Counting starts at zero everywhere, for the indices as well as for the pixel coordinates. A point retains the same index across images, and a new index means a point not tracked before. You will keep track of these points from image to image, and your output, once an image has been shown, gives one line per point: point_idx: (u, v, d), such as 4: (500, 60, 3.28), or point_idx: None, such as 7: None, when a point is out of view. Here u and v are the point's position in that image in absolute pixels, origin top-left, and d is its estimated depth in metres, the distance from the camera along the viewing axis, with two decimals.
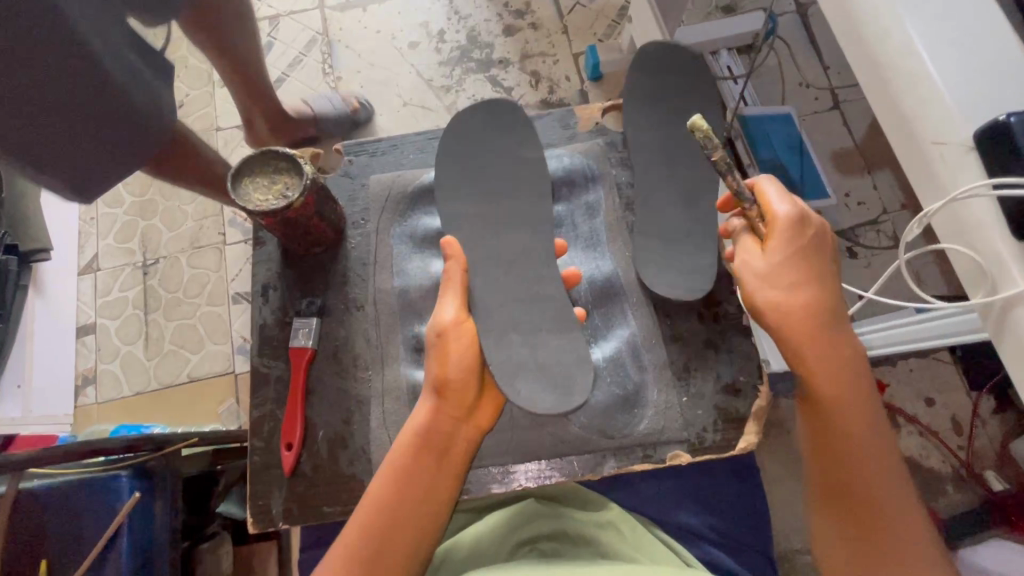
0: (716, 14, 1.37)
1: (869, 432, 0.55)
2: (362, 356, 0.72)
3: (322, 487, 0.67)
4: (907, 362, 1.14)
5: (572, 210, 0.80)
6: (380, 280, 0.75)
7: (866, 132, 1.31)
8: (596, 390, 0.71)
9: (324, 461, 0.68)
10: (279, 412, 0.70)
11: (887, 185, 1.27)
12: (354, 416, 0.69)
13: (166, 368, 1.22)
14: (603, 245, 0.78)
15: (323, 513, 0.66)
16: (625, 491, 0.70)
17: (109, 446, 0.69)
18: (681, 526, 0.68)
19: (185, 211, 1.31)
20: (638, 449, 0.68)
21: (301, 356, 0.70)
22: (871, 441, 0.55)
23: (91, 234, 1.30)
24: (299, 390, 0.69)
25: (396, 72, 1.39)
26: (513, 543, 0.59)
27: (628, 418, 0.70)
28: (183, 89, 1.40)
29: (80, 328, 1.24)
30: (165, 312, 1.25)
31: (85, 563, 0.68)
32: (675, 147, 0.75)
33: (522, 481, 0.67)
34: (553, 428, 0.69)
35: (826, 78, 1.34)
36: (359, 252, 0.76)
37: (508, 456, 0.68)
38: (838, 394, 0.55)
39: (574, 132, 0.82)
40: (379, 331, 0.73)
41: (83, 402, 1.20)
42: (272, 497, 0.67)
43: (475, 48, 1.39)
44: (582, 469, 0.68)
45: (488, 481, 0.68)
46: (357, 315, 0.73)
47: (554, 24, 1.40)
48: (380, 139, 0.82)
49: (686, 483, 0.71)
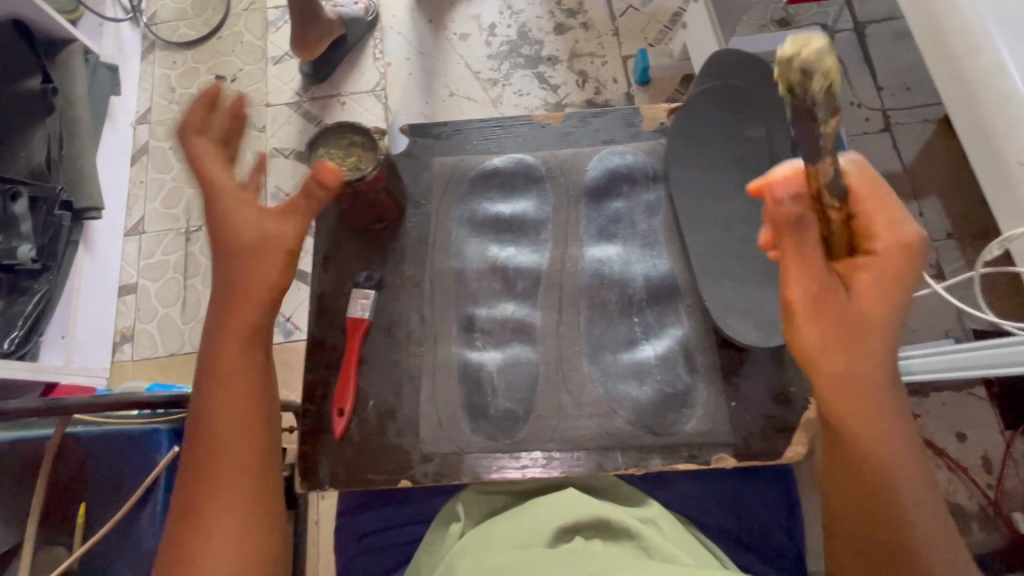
0: (769, 27, 1.35)
1: (911, 479, 0.46)
2: (416, 334, 0.73)
3: (368, 455, 0.67)
4: (940, 395, 1.12)
5: (632, 206, 0.79)
6: (437, 263, 0.76)
7: (916, 157, 1.28)
8: (645, 387, 0.70)
9: (371, 431, 0.69)
10: (331, 379, 0.71)
11: (934, 211, 1.25)
12: (404, 391, 0.70)
13: (201, 333, 1.25)
14: (660, 245, 0.77)
15: (370, 479, 0.67)
16: (663, 488, 0.68)
17: (152, 400, 0.71)
18: (725, 527, 0.65)
19: (229, 181, 1.35)
20: (684, 448, 0.67)
21: (358, 327, 0.71)
22: (920, 489, 0.46)
23: (140, 197, 1.35)
24: (353, 358, 0.70)
25: (446, 62, 1.40)
26: (553, 531, 0.56)
27: (676, 417, 0.69)
28: (237, 64, 1.43)
29: (122, 287, 1.29)
30: (204, 278, 1.29)
31: (121, 512, 0.69)
32: (731, 155, 0.75)
33: (567, 467, 0.67)
34: (599, 420, 0.69)
35: (879, 99, 1.32)
36: (417, 233, 0.77)
37: (553, 442, 0.68)
38: (869, 439, 0.46)
39: (637, 131, 0.82)
40: (433, 309, 0.74)
41: (119, 358, 1.24)
42: (319, 460, 0.68)
43: (525, 44, 1.40)
44: (626, 463, 0.67)
45: (529, 465, 0.66)
46: (410, 292, 0.75)
47: (604, 26, 1.40)
48: (444, 123, 0.83)
49: (725, 488, 0.69)
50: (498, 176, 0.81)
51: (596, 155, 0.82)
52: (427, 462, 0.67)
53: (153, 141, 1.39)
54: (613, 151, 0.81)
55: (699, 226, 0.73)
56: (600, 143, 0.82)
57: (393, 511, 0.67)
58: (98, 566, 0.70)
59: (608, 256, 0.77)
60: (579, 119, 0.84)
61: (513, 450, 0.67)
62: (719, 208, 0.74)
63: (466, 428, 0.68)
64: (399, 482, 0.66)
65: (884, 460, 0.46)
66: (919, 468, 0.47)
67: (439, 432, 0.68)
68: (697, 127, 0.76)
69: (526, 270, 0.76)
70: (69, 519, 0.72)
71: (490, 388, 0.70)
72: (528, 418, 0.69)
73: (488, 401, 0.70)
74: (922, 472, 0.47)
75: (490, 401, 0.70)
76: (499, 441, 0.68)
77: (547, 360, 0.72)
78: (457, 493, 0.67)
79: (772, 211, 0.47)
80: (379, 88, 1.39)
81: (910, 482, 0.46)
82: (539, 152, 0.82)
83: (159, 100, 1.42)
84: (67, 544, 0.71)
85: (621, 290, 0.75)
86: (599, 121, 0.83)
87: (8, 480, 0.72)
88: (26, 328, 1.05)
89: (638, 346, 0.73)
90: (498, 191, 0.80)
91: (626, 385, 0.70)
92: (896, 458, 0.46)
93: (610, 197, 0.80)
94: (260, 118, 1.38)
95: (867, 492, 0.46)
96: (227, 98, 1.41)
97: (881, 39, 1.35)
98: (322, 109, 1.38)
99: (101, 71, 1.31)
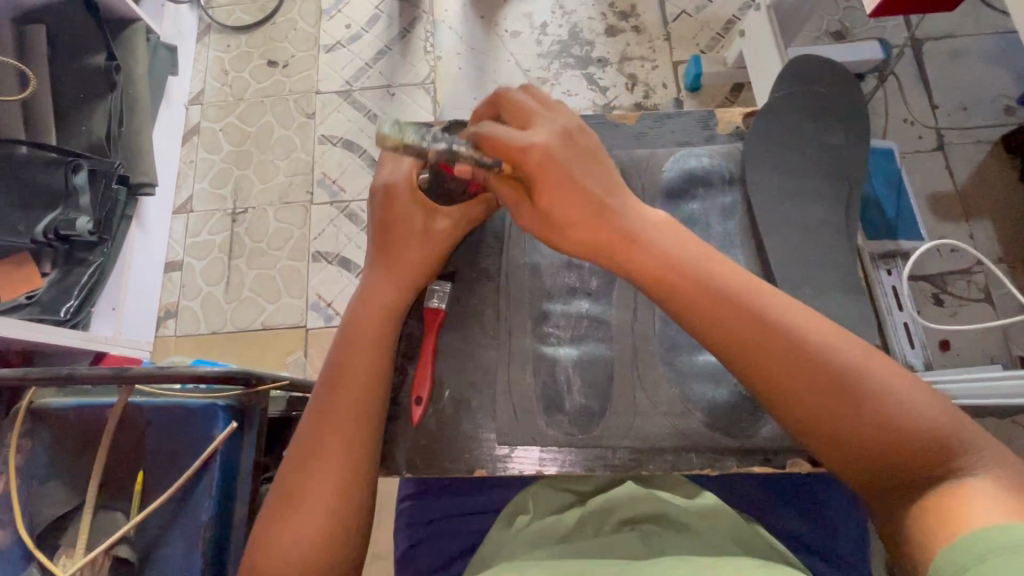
0: (825, 39, 1.33)
1: (847, 399, 0.49)
2: (490, 326, 0.70)
3: (445, 443, 0.65)
4: (982, 423, 1.10)
5: (709, 207, 0.75)
6: (513, 256, 0.73)
7: (970, 179, 1.26)
8: (723, 389, 0.65)
9: (448, 419, 0.66)
10: (408, 366, 0.68)
11: (987, 234, 1.23)
12: (480, 381, 0.67)
13: (243, 313, 1.27)
14: (739, 248, 0.73)
15: (448, 468, 0.64)
16: (733, 493, 0.67)
17: (209, 374, 0.70)
18: (781, 531, 0.66)
19: (277, 165, 1.37)
20: (760, 452, 0.63)
21: (434, 317, 0.68)
22: (808, 363, 0.50)
23: (189, 176, 1.38)
24: (431, 346, 0.68)
25: (496, 59, 1.40)
26: (614, 522, 0.58)
27: (753, 420, 0.64)
28: (290, 51, 1.45)
29: (169, 263, 1.32)
30: (248, 259, 1.31)
31: (179, 483, 0.70)
32: (804, 164, 0.74)
33: (651, 467, 0.63)
34: (672, 419, 0.64)
35: (934, 117, 1.30)
36: (493, 227, 0.75)
37: (628, 441, 0.64)
38: (820, 397, 0.49)
39: (715, 135, 0.80)
40: (509, 303, 0.71)
41: (163, 333, 1.27)
42: (395, 447, 0.65)
43: (575, 44, 1.40)
44: (701, 464, 0.63)
45: (607, 463, 0.63)
46: (488, 286, 0.72)
47: (656, 31, 1.40)
48: None
49: (796, 502, 0.67)
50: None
51: (671, 156, 0.78)
52: (505, 456, 0.64)
53: (204, 121, 1.42)
54: (688, 153, 0.78)
55: (779, 233, 0.71)
56: (675, 146, 0.80)
57: (451, 498, 0.68)
58: (155, 534, 0.71)
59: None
60: (654, 120, 0.82)
61: (589, 446, 0.64)
62: (797, 217, 0.72)
63: (543, 422, 0.65)
64: (477, 472, 0.64)
65: (779, 364, 0.51)
66: (809, 335, 0.51)
67: (516, 424, 0.65)
68: (768, 135, 0.76)
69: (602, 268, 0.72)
70: (124, 488, 0.74)
71: (566, 383, 0.67)
72: (604, 415, 0.65)
73: (564, 395, 0.66)
74: (802, 344, 0.51)
75: (566, 396, 0.66)
76: (574, 434, 0.64)
77: (623, 356, 0.68)
78: (525, 488, 0.66)
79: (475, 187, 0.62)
80: (427, 82, 1.39)
81: (796, 360, 0.50)
82: (616, 152, 0.79)
83: (211, 82, 1.45)
84: (124, 510, 0.73)
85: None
86: (674, 123, 0.82)
87: (72, 444, 0.75)
88: (80, 299, 1.07)
89: None
90: None
91: (702, 387, 0.65)
92: (760, 349, 0.52)
93: (686, 199, 0.76)
94: (309, 105, 1.40)
95: (840, 441, 0.49)
96: (278, 83, 1.43)
97: (938, 56, 1.33)
98: (371, 100, 1.40)
99: (161, 52, 1.34)
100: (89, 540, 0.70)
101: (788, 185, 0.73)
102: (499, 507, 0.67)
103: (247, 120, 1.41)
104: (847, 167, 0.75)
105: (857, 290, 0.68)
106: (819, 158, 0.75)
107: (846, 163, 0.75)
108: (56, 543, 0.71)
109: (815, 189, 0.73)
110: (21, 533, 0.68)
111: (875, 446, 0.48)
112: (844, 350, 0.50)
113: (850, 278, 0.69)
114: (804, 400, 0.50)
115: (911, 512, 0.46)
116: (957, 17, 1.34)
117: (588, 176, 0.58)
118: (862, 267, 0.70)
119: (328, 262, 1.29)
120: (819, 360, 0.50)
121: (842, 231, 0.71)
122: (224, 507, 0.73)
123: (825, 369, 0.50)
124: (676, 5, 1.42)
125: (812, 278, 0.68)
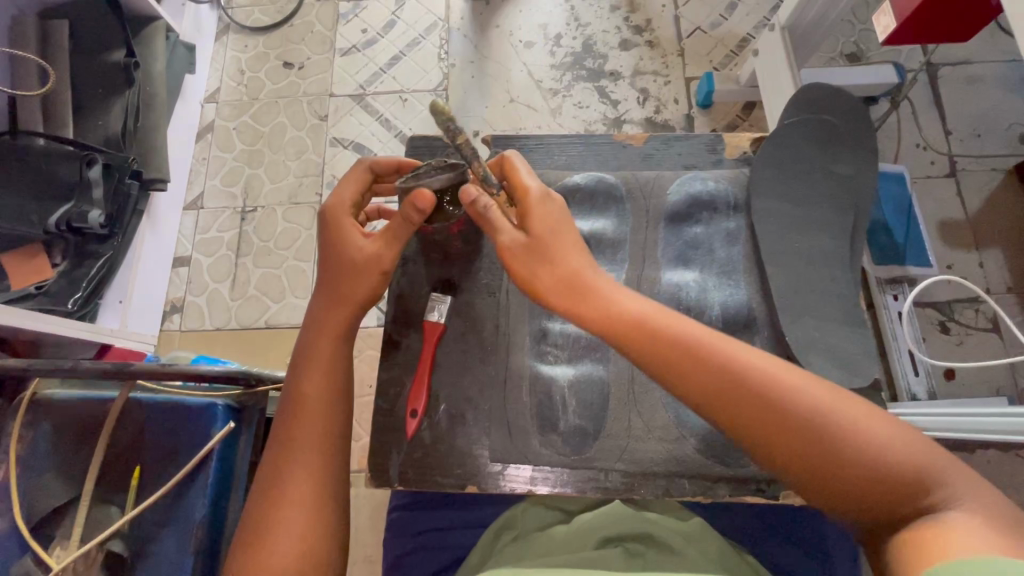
0: (839, 60, 1.33)
1: (810, 446, 0.49)
2: (490, 342, 0.70)
3: (438, 456, 0.65)
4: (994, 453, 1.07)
5: (712, 233, 0.75)
6: None
7: (981, 206, 1.25)
8: None
9: (443, 434, 0.66)
10: (403, 379, 0.69)
11: (997, 263, 1.21)
12: (476, 397, 0.67)
13: (247, 310, 1.28)
14: (740, 274, 0.73)
15: (440, 482, 0.64)
16: (726, 518, 0.66)
17: (210, 374, 0.71)
18: (774, 562, 0.64)
19: (288, 166, 1.38)
20: (753, 481, 0.63)
21: (433, 331, 0.69)
22: (771, 425, 0.50)
23: (201, 173, 1.40)
24: (427, 361, 0.68)
25: (510, 69, 1.40)
26: (600, 537, 0.57)
27: None
28: (306, 53, 1.47)
29: (177, 258, 1.33)
30: (254, 258, 1.32)
31: (174, 479, 0.70)
32: (811, 191, 0.74)
33: (642, 492, 0.63)
34: (668, 444, 0.64)
35: (947, 143, 1.29)
36: (498, 243, 0.75)
37: (621, 464, 0.64)
38: (784, 446, 0.50)
39: (720, 159, 0.79)
40: (509, 320, 0.71)
41: (168, 327, 1.29)
42: (388, 458, 0.65)
43: (589, 57, 1.40)
44: (693, 491, 0.62)
45: (598, 486, 0.63)
46: (488, 301, 0.72)
47: (670, 46, 1.40)
48: (528, 137, 0.82)
49: (793, 532, 0.66)
50: (580, 193, 0.78)
51: (677, 180, 0.78)
52: (498, 473, 0.64)
53: (219, 120, 1.44)
54: (695, 176, 0.78)
55: (782, 258, 0.70)
56: (680, 168, 0.79)
57: (441, 511, 0.68)
58: (148, 529, 0.72)
59: (687, 282, 0.73)
60: (662, 141, 0.82)
61: (581, 467, 0.64)
62: (805, 242, 0.71)
63: (537, 441, 0.65)
64: (468, 488, 0.64)
65: (732, 413, 0.52)
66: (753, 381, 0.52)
67: (511, 443, 0.65)
68: (776, 159, 0.75)
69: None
70: (120, 481, 0.74)
71: (562, 403, 0.67)
72: (599, 436, 0.65)
73: (560, 415, 0.66)
74: (746, 392, 0.52)
75: (561, 415, 0.66)
76: (566, 455, 0.64)
77: (620, 378, 0.67)
78: (516, 504, 0.66)
79: (479, 215, 0.61)
80: (439, 88, 1.40)
81: (751, 409, 0.51)
82: (621, 172, 0.79)
83: (228, 81, 1.47)
84: (118, 504, 0.73)
85: (700, 317, 0.71)
86: (683, 144, 0.81)
87: (74, 434, 0.76)
88: (88, 290, 1.07)
89: None
90: (579, 207, 0.78)
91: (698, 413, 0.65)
92: (727, 397, 0.52)
93: (691, 223, 0.76)
94: (322, 107, 1.42)
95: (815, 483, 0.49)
96: (293, 84, 1.45)
97: (954, 82, 1.32)
98: (384, 104, 1.41)
99: (180, 49, 1.35)
100: (81, 532, 0.70)
101: (796, 212, 0.73)
102: (489, 523, 0.67)
103: (260, 120, 1.43)
104: (856, 196, 0.74)
105: (857, 320, 0.67)
106: (826, 184, 0.74)
107: (856, 193, 0.74)
108: (50, 533, 0.72)
109: (826, 219, 0.72)
110: (17, 522, 0.69)
111: (844, 486, 0.48)
112: (791, 389, 0.51)
113: (854, 307, 0.68)
114: (767, 444, 0.51)
115: (891, 547, 0.47)
116: (976, 44, 1.33)
117: (546, 224, 0.60)
118: (866, 297, 0.69)
119: None
120: (778, 412, 0.50)
121: (849, 259, 0.71)
122: (216, 505, 0.73)
123: (775, 418, 0.50)
124: (692, 21, 1.42)
125: (814, 304, 0.68)
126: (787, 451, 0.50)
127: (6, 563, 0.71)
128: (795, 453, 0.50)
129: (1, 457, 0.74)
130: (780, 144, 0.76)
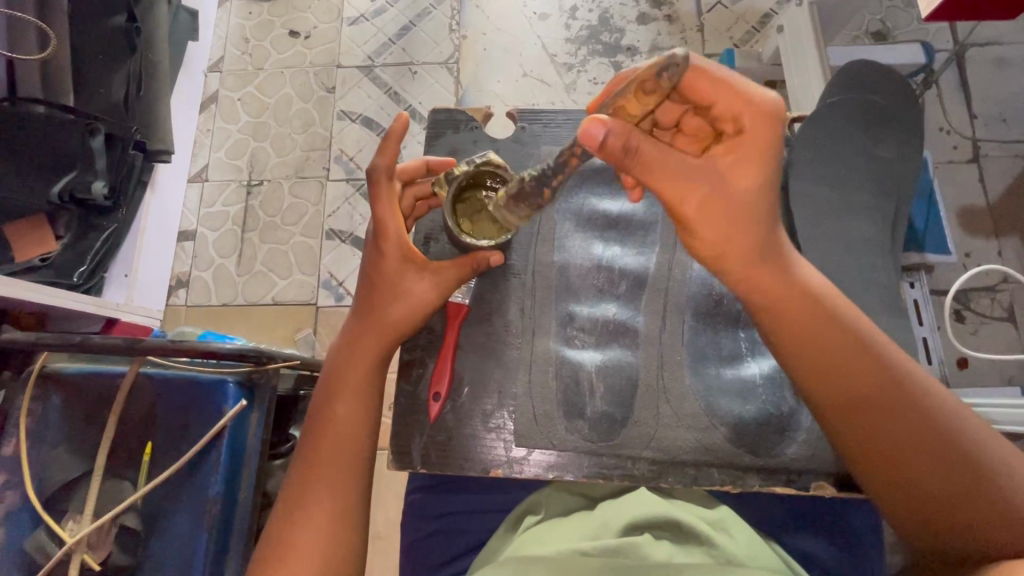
0: (864, 39, 1.28)
1: (938, 448, 0.49)
2: (513, 325, 0.68)
3: (461, 440, 0.64)
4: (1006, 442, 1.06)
5: None
6: (541, 255, 0.71)
7: (1003, 193, 1.22)
8: (748, 405, 0.65)
9: (465, 417, 0.65)
10: (426, 361, 0.67)
11: (1017, 251, 1.19)
12: (500, 380, 0.66)
13: (254, 287, 1.27)
14: None
15: (464, 467, 0.63)
16: (747, 505, 0.66)
17: (223, 351, 0.70)
18: (798, 550, 0.64)
19: (296, 139, 1.35)
20: (782, 471, 0.62)
21: (456, 312, 0.67)
22: (913, 418, 0.50)
23: (205, 145, 1.36)
24: (451, 344, 0.66)
25: (523, 43, 1.36)
26: (627, 525, 0.55)
27: (777, 439, 0.63)
28: (312, 21, 1.42)
29: (182, 232, 1.31)
30: (262, 232, 1.30)
31: (188, 456, 0.70)
32: (847, 175, 0.72)
33: (670, 480, 0.62)
34: (697, 432, 0.63)
35: (971, 127, 1.25)
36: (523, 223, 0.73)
37: (649, 452, 0.63)
38: (920, 440, 0.50)
39: None
40: (534, 302, 0.69)
41: (173, 302, 1.27)
42: (411, 443, 0.64)
43: (604, 31, 1.35)
44: (723, 480, 0.62)
45: (629, 475, 0.63)
46: (512, 283, 0.70)
47: (688, 20, 1.35)
48: (554, 110, 0.79)
49: (816, 520, 0.65)
50: (609, 171, 0.76)
51: None
52: (521, 458, 0.63)
53: (222, 90, 1.39)
54: None
55: (816, 244, 0.68)
56: None
57: (459, 495, 0.68)
58: (162, 504, 0.72)
59: None
60: None
61: (610, 454, 0.63)
62: (838, 229, 0.70)
63: (562, 426, 0.64)
64: (492, 472, 0.63)
65: (881, 401, 0.51)
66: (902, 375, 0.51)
67: (535, 426, 0.64)
68: (814, 140, 0.72)
69: (632, 274, 0.71)
70: (131, 458, 0.74)
71: (589, 388, 0.66)
72: (627, 423, 0.64)
73: (586, 400, 0.65)
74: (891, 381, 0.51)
75: (588, 401, 0.65)
76: (597, 443, 0.64)
77: (648, 365, 0.66)
78: (538, 489, 0.66)
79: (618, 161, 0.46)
80: (451, 61, 1.36)
81: (894, 397, 0.51)
82: None
83: (231, 50, 1.42)
84: (131, 479, 0.73)
85: (732, 303, 0.69)
86: None
87: (86, 408, 0.75)
88: (94, 264, 1.06)
89: (743, 362, 0.67)
90: (608, 186, 0.75)
91: (727, 401, 0.65)
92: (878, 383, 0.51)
93: None
94: (330, 78, 1.38)
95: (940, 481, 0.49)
96: (299, 54, 1.40)
97: (982, 65, 1.28)
98: (394, 77, 1.37)
99: (181, 15, 1.30)
100: (95, 508, 0.70)
101: (832, 198, 0.71)
102: (510, 507, 0.66)
103: (265, 91, 1.38)
104: (889, 181, 0.72)
105: (889, 309, 0.66)
106: (861, 168, 0.72)
107: (893, 178, 0.72)
108: (62, 508, 0.71)
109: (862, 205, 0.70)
110: (27, 497, 0.69)
111: (927, 481, 0.49)
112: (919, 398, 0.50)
113: (884, 295, 0.67)
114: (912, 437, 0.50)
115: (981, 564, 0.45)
116: (1006, 24, 1.28)
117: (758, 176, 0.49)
118: (899, 286, 0.68)
119: (341, 241, 1.28)
120: (917, 408, 0.50)
121: (882, 247, 0.69)
122: (231, 482, 0.73)
123: (889, 396, 0.51)
124: None
125: (847, 291, 0.66)
126: (917, 453, 0.50)
127: (17, 538, 0.71)
128: (925, 457, 0.49)
129: (10, 431, 0.73)
130: (819, 125, 0.73)
